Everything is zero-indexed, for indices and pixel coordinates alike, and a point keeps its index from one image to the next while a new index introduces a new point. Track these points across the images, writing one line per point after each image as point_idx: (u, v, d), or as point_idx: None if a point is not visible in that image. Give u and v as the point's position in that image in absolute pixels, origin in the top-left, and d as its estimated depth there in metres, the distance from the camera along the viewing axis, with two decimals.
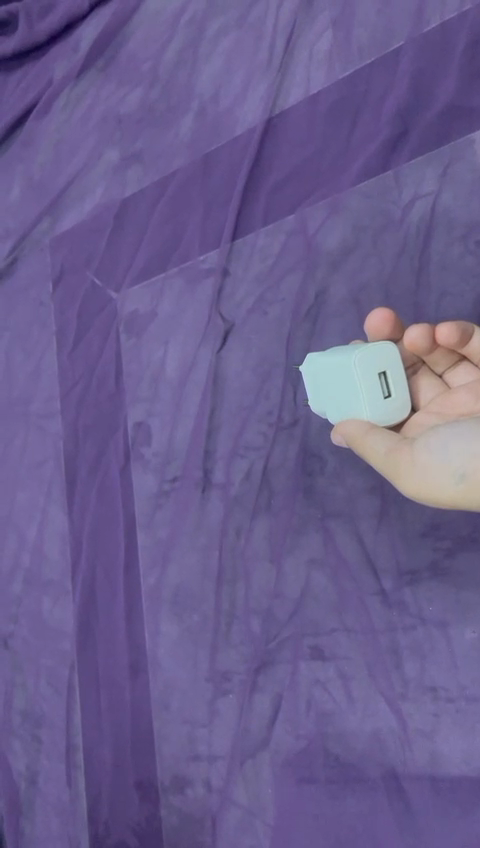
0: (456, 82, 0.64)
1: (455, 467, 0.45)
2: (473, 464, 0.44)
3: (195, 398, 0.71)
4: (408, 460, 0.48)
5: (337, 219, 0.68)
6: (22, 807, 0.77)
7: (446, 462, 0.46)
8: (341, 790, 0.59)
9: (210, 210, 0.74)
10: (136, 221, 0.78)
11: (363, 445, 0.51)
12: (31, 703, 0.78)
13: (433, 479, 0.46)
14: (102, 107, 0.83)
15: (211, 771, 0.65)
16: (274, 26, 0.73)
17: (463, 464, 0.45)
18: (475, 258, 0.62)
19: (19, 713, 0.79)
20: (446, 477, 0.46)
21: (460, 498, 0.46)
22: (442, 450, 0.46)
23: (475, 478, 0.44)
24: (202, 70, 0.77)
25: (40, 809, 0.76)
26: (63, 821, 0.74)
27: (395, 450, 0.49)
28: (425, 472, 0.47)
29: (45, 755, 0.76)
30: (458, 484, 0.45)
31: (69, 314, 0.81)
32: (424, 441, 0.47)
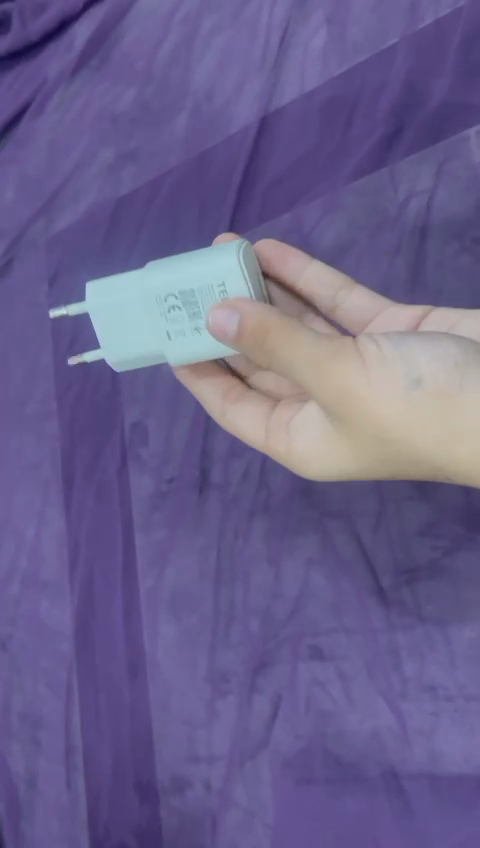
0: (451, 79, 0.65)
1: (415, 371, 0.45)
2: (436, 369, 0.45)
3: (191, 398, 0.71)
4: (361, 369, 0.45)
5: (334, 217, 0.67)
6: (22, 811, 0.76)
7: (402, 364, 0.45)
8: (342, 790, 0.59)
9: (207, 209, 0.73)
10: (131, 220, 0.78)
11: (281, 339, 0.44)
12: (26, 710, 0.77)
13: (380, 378, 0.45)
14: (97, 106, 0.82)
15: (210, 773, 0.65)
16: (267, 25, 0.73)
17: (422, 369, 0.45)
18: (471, 256, 0.63)
19: (17, 718, 0.77)
20: (399, 378, 0.45)
21: (405, 410, 0.46)
22: (397, 347, 0.45)
23: (437, 381, 0.45)
24: (196, 69, 0.76)
25: (42, 816, 0.74)
26: (61, 827, 0.73)
27: (340, 343, 0.45)
28: (372, 376, 0.45)
29: (44, 761, 0.75)
30: (410, 388, 0.45)
31: (65, 315, 0.80)
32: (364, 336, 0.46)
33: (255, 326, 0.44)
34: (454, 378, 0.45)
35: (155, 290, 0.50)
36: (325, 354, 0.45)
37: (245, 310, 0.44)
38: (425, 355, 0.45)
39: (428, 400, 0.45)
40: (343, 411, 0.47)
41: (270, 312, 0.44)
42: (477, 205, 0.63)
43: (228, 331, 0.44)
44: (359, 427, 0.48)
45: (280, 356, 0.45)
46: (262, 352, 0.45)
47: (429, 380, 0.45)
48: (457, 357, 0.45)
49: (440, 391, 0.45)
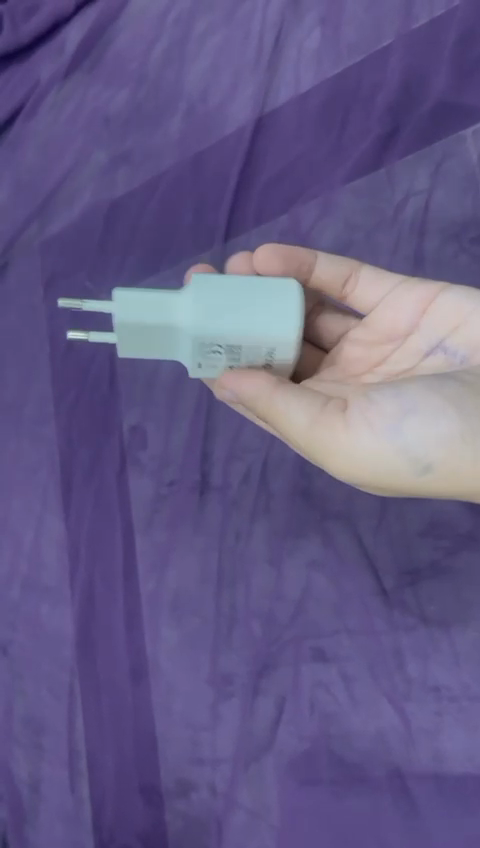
0: (445, 81, 0.66)
1: (421, 449, 0.49)
2: (439, 445, 0.49)
3: (191, 406, 0.73)
4: (369, 454, 0.49)
5: (330, 219, 0.67)
6: (23, 821, 0.72)
7: (410, 443, 0.49)
8: (346, 791, 0.59)
9: (202, 211, 0.73)
10: (125, 223, 0.77)
11: (288, 422, 0.50)
12: (27, 718, 0.73)
13: (391, 467, 0.50)
14: (89, 107, 0.81)
15: (215, 777, 0.65)
16: (261, 25, 0.73)
17: (428, 444, 0.49)
18: (469, 256, 0.63)
19: (15, 727, 0.74)
20: (408, 465, 0.50)
21: (416, 485, 0.51)
22: (398, 437, 0.49)
23: (439, 455, 0.50)
24: (189, 70, 0.77)
25: (44, 828, 0.71)
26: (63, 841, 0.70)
27: (346, 440, 0.49)
28: (382, 460, 0.49)
29: (46, 769, 0.72)
30: (419, 468, 0.50)
31: (59, 320, 0.79)
32: (363, 425, 0.49)
33: (261, 406, 0.50)
34: (459, 454, 0.50)
35: (200, 338, 0.51)
36: (331, 442, 0.49)
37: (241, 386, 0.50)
38: (428, 436, 0.49)
39: (435, 476, 0.51)
40: (355, 478, 0.53)
41: (274, 394, 0.50)
42: (474, 207, 0.64)
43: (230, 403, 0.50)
44: (367, 486, 0.53)
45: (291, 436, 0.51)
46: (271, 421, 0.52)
47: (437, 462, 0.50)
48: (458, 430, 0.50)
49: (447, 467, 0.50)
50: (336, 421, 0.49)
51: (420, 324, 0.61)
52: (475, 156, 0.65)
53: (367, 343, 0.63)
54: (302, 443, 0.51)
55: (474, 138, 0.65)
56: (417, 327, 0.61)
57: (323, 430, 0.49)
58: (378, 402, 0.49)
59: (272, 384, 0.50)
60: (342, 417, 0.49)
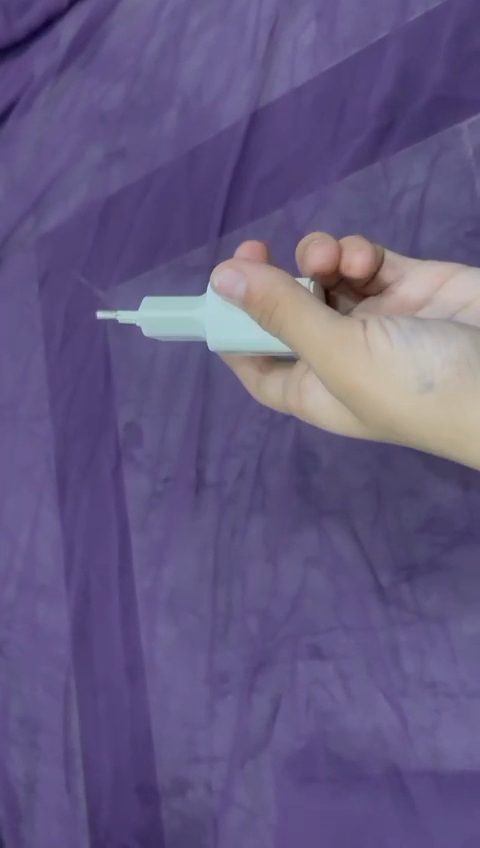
0: (443, 73, 0.65)
1: (426, 369, 0.43)
2: (449, 370, 0.43)
3: (187, 397, 0.71)
4: (368, 364, 0.44)
5: (325, 213, 0.67)
6: (20, 818, 0.74)
7: (415, 355, 0.43)
8: (344, 788, 0.59)
9: (198, 207, 0.73)
10: (120, 219, 0.77)
11: (289, 315, 0.45)
12: (23, 716, 0.75)
13: (393, 379, 0.44)
14: (84, 103, 0.81)
15: (211, 776, 0.64)
16: (256, 18, 0.73)
17: (434, 364, 0.43)
18: (466, 249, 0.63)
19: (12, 724, 0.75)
20: (412, 380, 0.43)
21: (417, 411, 0.44)
22: (408, 344, 0.44)
23: (448, 383, 0.43)
24: (183, 65, 0.76)
25: (40, 823, 0.73)
26: (60, 839, 0.71)
27: (351, 339, 0.45)
28: (379, 371, 0.44)
29: (43, 768, 0.73)
30: (421, 389, 0.43)
31: (54, 317, 0.79)
32: (375, 328, 0.45)
33: (264, 298, 0.45)
34: (468, 377, 0.43)
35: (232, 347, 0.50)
36: (329, 337, 0.45)
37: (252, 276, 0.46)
38: (437, 353, 0.43)
39: (438, 403, 0.43)
40: (357, 402, 0.46)
41: (280, 287, 0.45)
42: (471, 200, 0.63)
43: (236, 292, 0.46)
44: (367, 416, 0.47)
45: (296, 334, 0.45)
46: (272, 322, 0.46)
47: (442, 383, 0.43)
48: (469, 353, 0.43)
49: (453, 392, 0.43)
50: (347, 324, 0.45)
51: (434, 298, 0.59)
52: (471, 149, 0.63)
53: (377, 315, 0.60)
54: (297, 339, 0.46)
55: (471, 131, 0.64)
56: (430, 302, 0.59)
57: (333, 322, 0.45)
58: (398, 319, 0.45)
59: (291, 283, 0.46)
60: (356, 325, 0.45)
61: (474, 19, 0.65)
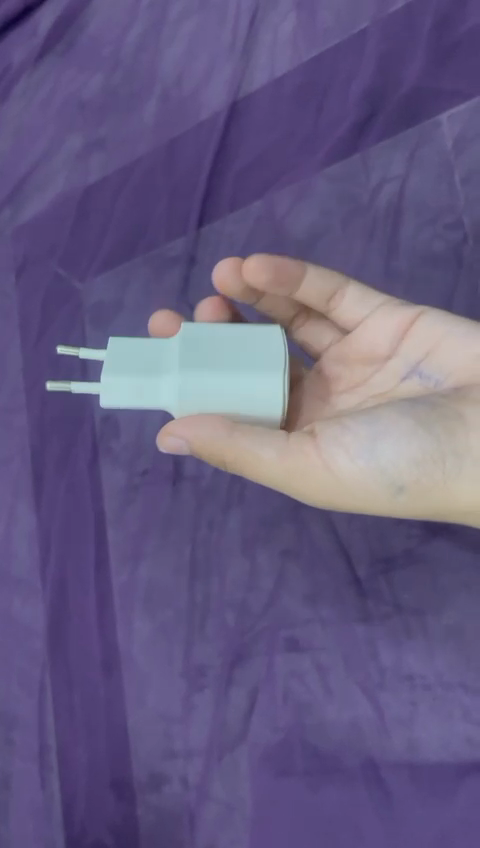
0: (422, 64, 0.65)
1: (392, 477, 0.48)
2: (414, 470, 0.48)
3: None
4: (337, 480, 0.49)
5: (306, 204, 0.67)
6: None
7: (379, 468, 0.48)
8: (321, 780, 0.59)
9: (177, 196, 0.72)
10: (98, 210, 0.76)
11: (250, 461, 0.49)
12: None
13: (368, 489, 0.49)
14: (62, 92, 0.80)
15: (187, 769, 0.64)
16: (237, 10, 0.73)
17: (400, 470, 0.48)
18: (444, 242, 0.62)
19: None
20: (383, 487, 0.48)
21: (396, 504, 0.50)
22: (374, 461, 0.47)
23: (415, 479, 0.48)
24: (164, 54, 0.76)
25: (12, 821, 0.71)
26: (34, 837, 0.70)
27: (312, 464, 0.48)
28: (350, 485, 0.49)
29: (16, 763, 0.72)
30: (395, 492, 0.49)
31: (32, 307, 0.77)
32: (330, 445, 0.48)
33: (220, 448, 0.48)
34: (432, 470, 0.48)
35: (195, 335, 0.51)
36: (290, 466, 0.49)
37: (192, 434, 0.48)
38: (400, 458, 0.47)
39: (414, 498, 0.49)
40: (339, 504, 0.51)
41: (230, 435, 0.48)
42: (450, 193, 0.63)
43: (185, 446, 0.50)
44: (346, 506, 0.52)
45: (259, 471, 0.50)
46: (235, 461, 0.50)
47: (412, 481, 0.48)
48: (430, 449, 0.48)
49: (423, 484, 0.48)
50: (302, 449, 0.48)
51: (398, 349, 0.58)
52: (450, 141, 0.64)
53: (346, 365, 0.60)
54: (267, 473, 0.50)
55: (450, 123, 0.64)
56: (396, 352, 0.58)
57: (293, 450, 0.48)
58: (353, 426, 0.48)
59: (227, 429, 0.48)
60: (309, 446, 0.48)
61: (453, 14, 0.65)
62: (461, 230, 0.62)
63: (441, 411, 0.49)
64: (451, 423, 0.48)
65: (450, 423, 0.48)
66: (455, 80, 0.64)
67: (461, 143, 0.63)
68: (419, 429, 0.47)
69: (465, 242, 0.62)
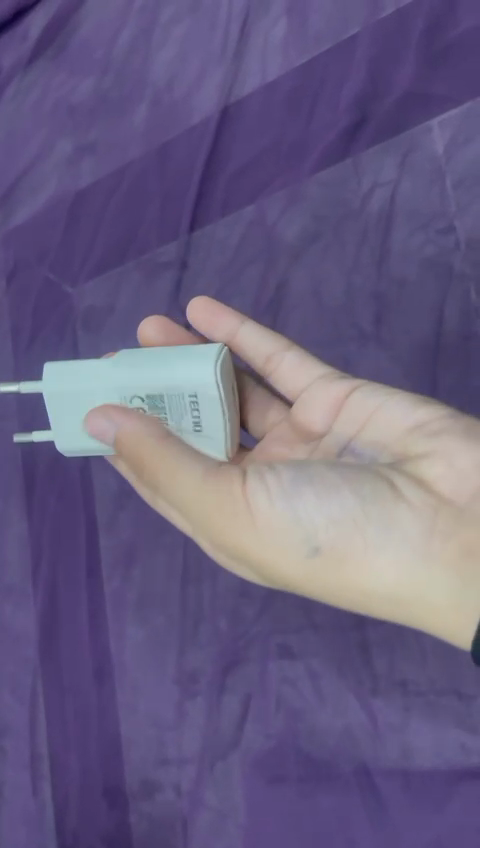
0: (413, 70, 0.65)
1: (312, 537, 0.48)
2: (334, 538, 0.48)
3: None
4: (255, 531, 0.49)
5: (297, 210, 0.66)
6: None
7: (297, 522, 0.48)
8: (313, 786, 0.59)
9: (168, 201, 0.72)
10: (89, 215, 0.76)
11: (165, 462, 0.50)
12: None
13: (284, 546, 0.48)
14: (53, 95, 0.80)
15: (180, 777, 0.63)
16: (228, 14, 0.72)
17: (322, 535, 0.48)
18: (436, 248, 0.62)
19: None
20: (300, 548, 0.48)
21: (308, 573, 0.49)
22: (294, 512, 0.48)
23: (337, 550, 0.48)
24: (155, 59, 0.76)
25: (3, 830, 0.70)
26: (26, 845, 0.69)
27: (232, 495, 0.49)
28: (264, 530, 0.48)
29: (7, 772, 0.70)
30: (310, 555, 0.48)
31: (22, 311, 0.77)
32: (258, 492, 0.49)
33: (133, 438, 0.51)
34: (352, 535, 0.48)
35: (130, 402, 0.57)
36: (206, 485, 0.49)
37: (124, 422, 0.51)
38: (320, 513, 0.48)
39: (333, 569, 0.48)
40: (267, 569, 0.50)
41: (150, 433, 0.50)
42: (441, 199, 0.62)
43: (107, 436, 0.52)
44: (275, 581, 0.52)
45: (171, 478, 0.50)
46: (143, 468, 0.51)
47: (328, 546, 0.48)
48: (354, 512, 0.48)
49: (342, 552, 0.48)
50: (226, 481, 0.49)
51: (331, 426, 0.60)
52: (441, 147, 0.63)
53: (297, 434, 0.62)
54: (178, 487, 0.50)
55: (441, 129, 0.63)
56: (329, 431, 0.60)
57: (212, 467, 0.50)
58: (278, 473, 0.49)
59: (160, 434, 0.50)
60: (236, 481, 0.49)
61: (444, 20, 0.65)
62: (453, 236, 0.62)
63: (375, 474, 0.51)
64: (386, 493, 0.49)
65: (383, 493, 0.49)
66: (445, 85, 0.64)
67: (452, 149, 0.63)
68: (348, 490, 0.49)
69: (456, 248, 0.61)
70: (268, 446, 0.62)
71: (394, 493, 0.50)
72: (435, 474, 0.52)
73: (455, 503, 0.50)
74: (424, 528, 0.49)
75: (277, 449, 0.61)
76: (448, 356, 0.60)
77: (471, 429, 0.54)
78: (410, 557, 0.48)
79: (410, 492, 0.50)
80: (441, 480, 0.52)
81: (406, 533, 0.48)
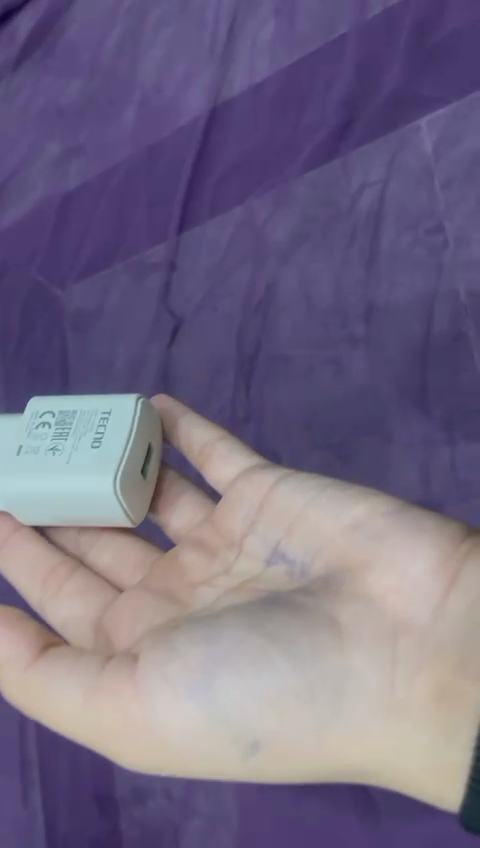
0: (401, 69, 0.65)
1: (245, 722, 0.43)
2: (277, 718, 0.43)
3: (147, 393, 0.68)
4: (174, 742, 0.43)
5: (286, 211, 0.66)
6: None
7: (219, 716, 0.43)
8: (306, 794, 0.58)
9: (157, 202, 0.72)
10: (77, 217, 0.76)
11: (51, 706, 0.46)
12: None
13: (211, 749, 0.44)
14: (42, 98, 0.81)
15: (172, 784, 0.63)
16: (216, 15, 0.72)
17: (251, 713, 0.43)
18: (425, 248, 0.61)
19: None
20: (236, 746, 0.44)
21: (250, 767, 0.44)
22: (213, 702, 0.43)
23: (281, 733, 0.44)
24: (143, 60, 0.76)
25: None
26: None
27: (135, 715, 0.44)
28: (197, 757, 0.44)
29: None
30: (252, 752, 0.44)
31: (10, 315, 0.76)
32: (154, 685, 0.43)
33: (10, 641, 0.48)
34: (299, 718, 0.44)
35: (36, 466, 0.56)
36: (106, 728, 0.44)
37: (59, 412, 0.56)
38: (245, 694, 0.43)
39: (289, 758, 0.44)
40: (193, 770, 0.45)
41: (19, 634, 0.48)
42: (430, 199, 0.62)
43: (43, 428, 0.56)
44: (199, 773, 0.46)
45: (58, 714, 0.46)
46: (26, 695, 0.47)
47: (269, 739, 0.44)
48: (293, 689, 0.43)
49: (290, 737, 0.44)
50: (112, 686, 0.44)
51: (255, 527, 0.51)
52: (430, 147, 0.62)
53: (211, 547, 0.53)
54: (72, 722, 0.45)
55: (429, 129, 0.63)
56: (253, 530, 0.51)
57: (100, 695, 0.44)
58: (177, 647, 0.44)
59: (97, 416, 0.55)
60: (125, 674, 0.44)
61: (432, 19, 0.65)
62: (442, 236, 0.61)
63: (307, 616, 0.45)
64: (333, 650, 0.44)
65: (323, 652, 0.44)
66: (434, 84, 0.63)
67: (441, 149, 0.62)
68: (282, 660, 0.43)
69: (445, 247, 0.60)
70: (182, 556, 0.53)
71: (340, 641, 0.44)
72: (385, 589, 0.45)
73: (414, 626, 0.44)
74: (385, 678, 0.44)
75: (193, 565, 0.52)
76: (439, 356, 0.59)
77: (417, 517, 0.46)
78: (366, 716, 0.44)
79: (361, 630, 0.45)
80: (391, 596, 0.45)
81: (361, 685, 0.44)
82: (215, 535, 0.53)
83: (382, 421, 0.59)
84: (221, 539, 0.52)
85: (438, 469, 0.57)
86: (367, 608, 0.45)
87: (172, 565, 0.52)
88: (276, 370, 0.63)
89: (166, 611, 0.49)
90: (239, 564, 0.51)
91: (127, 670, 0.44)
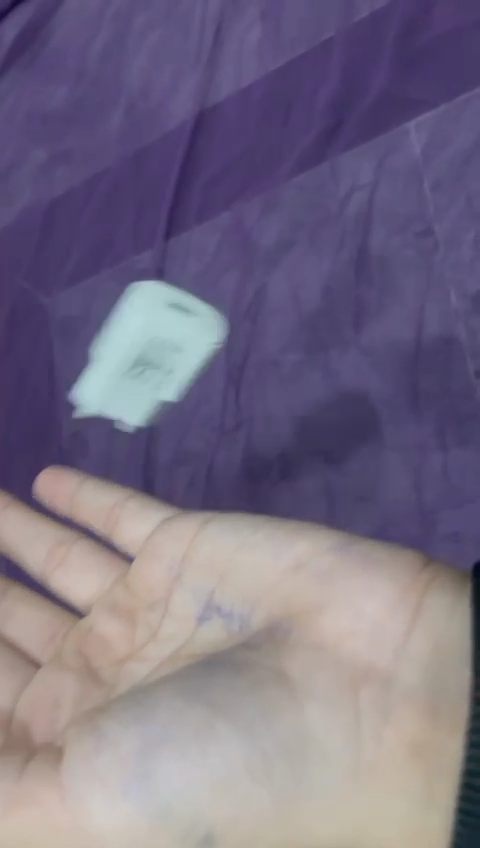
0: (389, 72, 0.64)
1: (190, 798, 0.43)
2: (223, 818, 0.43)
3: (134, 400, 0.67)
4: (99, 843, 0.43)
5: (274, 215, 0.65)
6: None
7: (153, 791, 0.43)
8: None
9: (144, 208, 0.71)
10: (64, 224, 0.75)
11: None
12: None
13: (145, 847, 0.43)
14: (26, 105, 0.81)
15: None
16: (201, 20, 0.72)
17: (199, 806, 0.43)
18: (415, 250, 0.60)
19: None
20: (172, 830, 0.43)
21: None
22: (145, 794, 0.43)
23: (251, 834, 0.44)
24: (129, 66, 0.76)
25: None
26: None
27: (61, 819, 0.43)
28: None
29: None
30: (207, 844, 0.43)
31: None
32: (81, 785, 0.43)
33: None
34: (253, 798, 0.44)
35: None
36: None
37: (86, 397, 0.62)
38: (175, 781, 0.43)
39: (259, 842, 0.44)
40: None
41: None
42: (419, 201, 0.60)
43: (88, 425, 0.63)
44: None
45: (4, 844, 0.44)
46: None
47: (224, 829, 0.43)
48: (248, 763, 0.43)
49: (243, 824, 0.43)
50: (45, 770, 0.44)
51: (182, 577, 0.52)
52: (419, 148, 0.61)
53: (128, 612, 0.54)
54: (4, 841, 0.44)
55: (418, 131, 0.61)
56: (167, 609, 0.52)
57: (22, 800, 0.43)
58: (111, 732, 0.44)
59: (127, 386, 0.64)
60: (56, 763, 0.44)
61: (419, 21, 0.65)
62: (431, 238, 0.60)
63: (243, 674, 0.45)
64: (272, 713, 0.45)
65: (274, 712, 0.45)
66: (422, 85, 0.63)
67: (429, 149, 0.61)
68: (224, 731, 0.44)
69: (436, 249, 0.59)
70: (99, 628, 0.54)
71: (290, 690, 0.45)
72: (337, 633, 0.47)
73: (341, 753, 0.45)
74: (347, 747, 0.45)
75: (114, 632, 0.54)
76: (430, 358, 0.57)
77: (366, 553, 0.48)
78: (334, 789, 0.45)
79: (318, 683, 0.46)
80: (356, 639, 0.47)
81: (325, 756, 0.45)
82: (130, 597, 0.54)
83: (373, 425, 0.58)
84: (137, 599, 0.54)
85: (431, 472, 0.56)
86: (321, 659, 0.47)
87: (88, 638, 0.54)
88: (265, 377, 0.63)
89: (92, 697, 0.50)
90: (164, 628, 0.52)
91: (57, 762, 0.44)
